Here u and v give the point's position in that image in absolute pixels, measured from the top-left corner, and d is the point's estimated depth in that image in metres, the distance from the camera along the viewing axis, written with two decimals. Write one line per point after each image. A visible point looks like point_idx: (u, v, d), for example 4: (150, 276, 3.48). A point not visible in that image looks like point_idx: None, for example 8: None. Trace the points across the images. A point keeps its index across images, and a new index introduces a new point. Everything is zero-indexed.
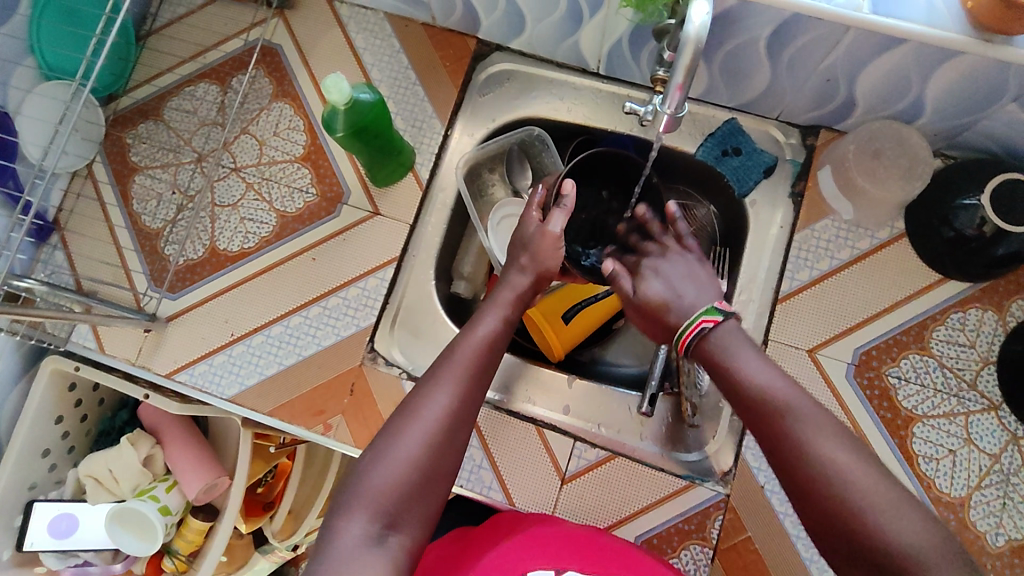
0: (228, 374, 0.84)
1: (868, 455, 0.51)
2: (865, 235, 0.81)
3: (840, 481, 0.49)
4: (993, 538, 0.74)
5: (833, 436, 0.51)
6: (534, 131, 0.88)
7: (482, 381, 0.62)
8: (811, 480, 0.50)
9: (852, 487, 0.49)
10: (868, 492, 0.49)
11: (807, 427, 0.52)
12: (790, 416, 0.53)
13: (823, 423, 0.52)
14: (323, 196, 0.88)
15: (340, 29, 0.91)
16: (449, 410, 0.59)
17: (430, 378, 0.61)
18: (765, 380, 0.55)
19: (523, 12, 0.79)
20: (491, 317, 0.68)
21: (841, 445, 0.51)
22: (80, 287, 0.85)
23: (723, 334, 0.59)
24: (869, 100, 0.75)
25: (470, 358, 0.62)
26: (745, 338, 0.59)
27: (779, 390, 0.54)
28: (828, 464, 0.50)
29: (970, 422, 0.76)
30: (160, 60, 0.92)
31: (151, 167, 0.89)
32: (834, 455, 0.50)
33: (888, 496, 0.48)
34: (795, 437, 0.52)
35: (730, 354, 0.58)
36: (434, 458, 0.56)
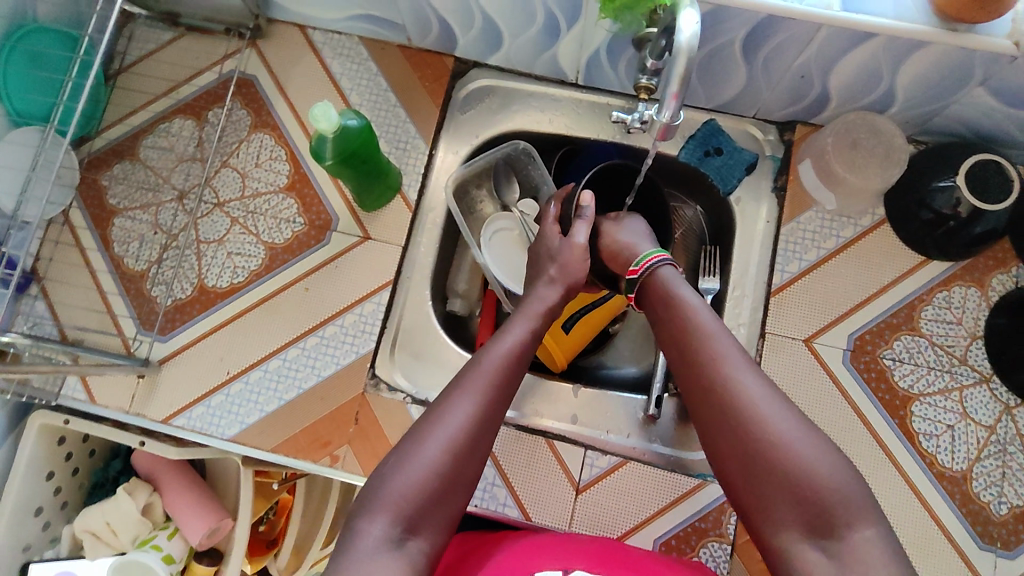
0: (227, 414, 0.82)
1: (784, 399, 0.55)
2: (849, 224, 0.83)
3: (748, 406, 0.55)
4: (996, 507, 0.76)
5: (753, 371, 0.57)
6: (519, 145, 0.88)
7: (508, 391, 0.62)
8: (723, 402, 0.56)
9: (761, 415, 0.54)
10: (773, 423, 0.54)
11: (726, 356, 0.58)
12: (716, 345, 0.59)
13: (745, 364, 0.57)
14: (311, 224, 0.87)
15: (315, 56, 0.91)
16: (474, 418, 0.58)
17: (454, 387, 0.61)
18: (699, 324, 0.61)
19: (501, 29, 0.81)
20: (518, 327, 0.67)
21: (760, 378, 0.56)
22: (65, 337, 0.83)
23: (671, 276, 0.67)
24: (843, 94, 0.77)
25: (495, 368, 0.62)
26: (690, 286, 0.66)
27: (712, 326, 0.61)
28: (743, 390, 0.56)
29: (964, 396, 0.79)
30: (132, 99, 0.90)
31: (131, 208, 0.87)
32: (751, 385, 0.56)
33: (795, 425, 0.54)
34: (714, 370, 0.57)
35: (673, 297, 0.65)
36: (457, 464, 0.56)
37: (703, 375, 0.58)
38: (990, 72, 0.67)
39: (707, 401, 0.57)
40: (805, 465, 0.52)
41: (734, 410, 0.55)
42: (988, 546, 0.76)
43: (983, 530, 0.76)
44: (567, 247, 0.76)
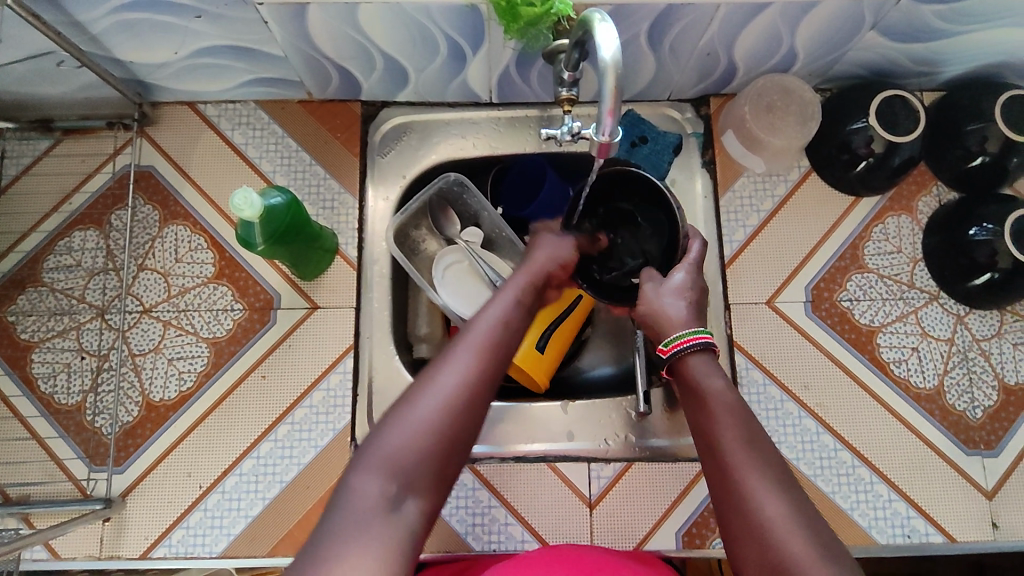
0: (210, 530, 0.76)
1: (804, 509, 0.50)
2: (779, 182, 0.86)
3: (773, 536, 0.48)
4: (973, 413, 0.79)
5: (776, 488, 0.51)
6: (449, 177, 0.85)
7: (505, 355, 0.55)
8: (747, 528, 0.50)
9: (783, 545, 0.47)
10: (793, 536, 0.48)
11: (756, 477, 0.51)
12: (733, 450, 0.54)
13: (769, 467, 0.52)
14: (251, 307, 0.82)
15: (213, 131, 0.86)
16: (473, 376, 0.51)
17: (447, 349, 0.53)
18: (721, 413, 0.57)
19: (404, 66, 0.79)
20: (505, 297, 0.61)
21: (784, 499, 0.50)
22: (8, 496, 0.76)
23: (701, 364, 0.61)
24: (747, 62, 0.79)
25: (489, 333, 0.55)
26: (720, 369, 0.61)
27: (735, 434, 0.55)
28: (765, 516, 0.49)
29: (921, 316, 0.82)
30: (19, 223, 0.83)
31: (49, 338, 0.80)
32: (775, 511, 0.49)
33: (822, 554, 0.47)
34: (735, 472, 0.52)
35: (704, 380, 0.60)
36: (456, 419, 0.49)
37: (726, 493, 0.52)
38: (879, 15, 0.69)
39: (733, 531, 0.51)
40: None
41: (763, 543, 0.48)
42: (974, 451, 0.78)
43: (967, 437, 0.79)
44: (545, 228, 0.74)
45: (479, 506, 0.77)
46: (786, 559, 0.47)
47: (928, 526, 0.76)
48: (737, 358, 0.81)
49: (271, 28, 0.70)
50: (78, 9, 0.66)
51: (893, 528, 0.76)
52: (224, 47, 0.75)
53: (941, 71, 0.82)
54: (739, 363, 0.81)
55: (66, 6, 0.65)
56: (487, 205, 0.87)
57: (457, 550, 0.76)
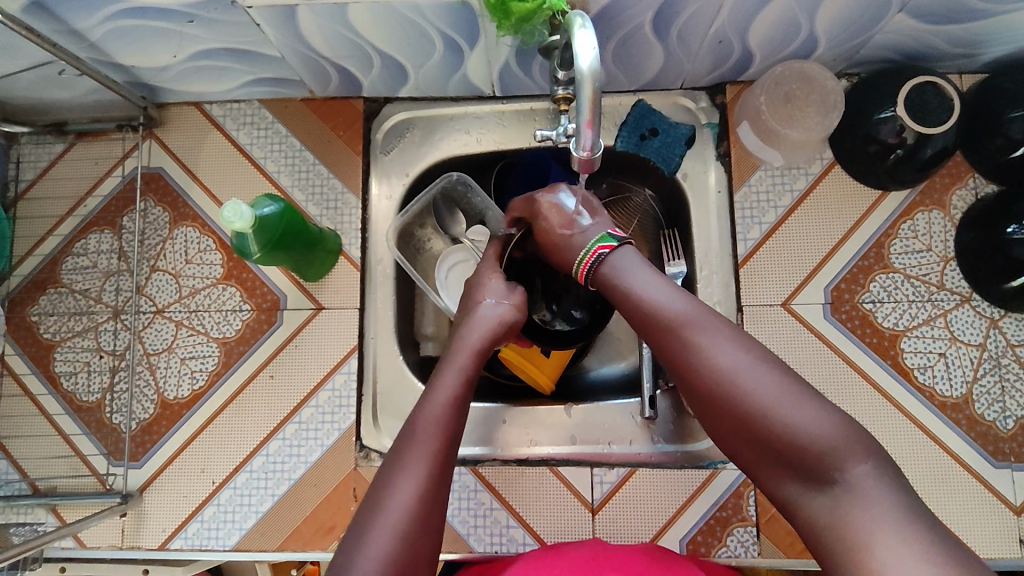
0: (223, 524, 0.79)
1: (755, 354, 0.51)
2: (800, 175, 0.81)
3: (731, 385, 0.50)
4: (1003, 423, 0.75)
5: (722, 339, 0.52)
6: (453, 177, 0.84)
7: (452, 455, 0.55)
8: (709, 385, 0.51)
9: (746, 391, 0.50)
10: (757, 386, 0.49)
11: (699, 337, 0.52)
12: (683, 320, 0.54)
13: (711, 325, 0.53)
14: (258, 308, 0.83)
15: (219, 131, 0.86)
16: (420, 498, 0.51)
17: (396, 461, 0.54)
18: (654, 292, 0.56)
19: (401, 62, 0.77)
20: (448, 376, 0.59)
21: (736, 349, 0.52)
22: (37, 488, 0.80)
23: (623, 256, 0.61)
24: (764, 48, 0.74)
25: (434, 431, 0.55)
26: (635, 256, 0.61)
27: (680, 307, 0.55)
28: (720, 364, 0.51)
29: (950, 320, 0.77)
30: (38, 226, 0.86)
31: (69, 337, 0.83)
32: (732, 360, 0.51)
33: (782, 387, 0.49)
34: (685, 340, 0.53)
35: (625, 273, 0.59)
36: (411, 549, 0.50)
37: (682, 360, 0.53)
38: None
39: (697, 394, 0.52)
40: (800, 424, 0.48)
41: (724, 396, 0.50)
42: (1003, 463, 0.74)
43: (995, 449, 0.74)
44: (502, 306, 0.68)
45: (481, 508, 0.77)
46: (754, 402, 0.49)
47: None
48: None
49: (264, 30, 0.69)
50: (74, 18, 0.66)
51: None
52: (221, 49, 0.74)
53: (982, 52, 0.75)
54: None
55: (61, 15, 0.65)
56: (492, 205, 0.86)
57: (459, 552, 0.76)
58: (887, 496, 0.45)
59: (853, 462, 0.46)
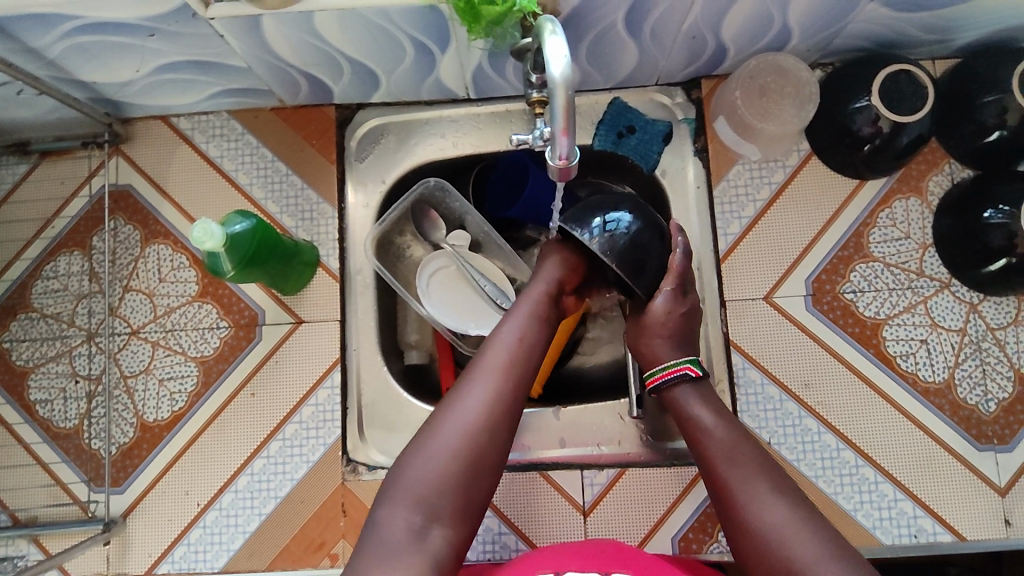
0: (211, 546, 0.78)
1: (806, 514, 0.55)
2: (777, 168, 0.80)
3: (780, 539, 0.53)
4: (985, 406, 0.75)
5: (776, 495, 0.56)
6: (430, 183, 0.82)
7: (522, 384, 0.61)
8: (757, 540, 0.54)
9: (793, 549, 0.53)
10: (805, 541, 0.53)
11: (752, 488, 0.57)
12: (733, 471, 0.59)
13: (767, 479, 0.57)
14: (236, 324, 0.82)
15: (188, 145, 0.84)
16: (490, 403, 0.58)
17: (467, 375, 0.60)
18: (714, 434, 0.62)
19: (373, 69, 0.75)
20: (523, 312, 0.65)
21: (784, 504, 0.55)
22: (17, 519, 0.78)
23: (687, 395, 0.66)
24: (738, 42, 0.73)
25: (507, 358, 0.61)
26: (707, 394, 0.66)
27: (736, 456, 0.60)
28: (770, 519, 0.54)
29: (930, 306, 0.77)
30: (4, 250, 0.83)
31: (43, 363, 0.81)
32: (776, 519, 0.54)
33: (827, 549, 0.52)
34: (741, 488, 0.57)
35: (692, 407, 0.65)
36: (476, 448, 0.56)
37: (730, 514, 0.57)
38: None
39: (739, 549, 0.56)
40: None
41: (772, 548, 0.53)
42: (987, 446, 0.75)
43: (978, 433, 0.75)
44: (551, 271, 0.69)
45: None
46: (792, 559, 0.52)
47: (936, 526, 0.73)
48: (734, 358, 0.78)
49: (229, 42, 0.67)
50: (30, 36, 0.64)
51: (900, 528, 0.74)
52: (186, 62, 0.72)
53: (954, 38, 0.75)
54: (735, 363, 0.77)
55: (15, 34, 0.63)
56: (471, 209, 0.85)
57: None
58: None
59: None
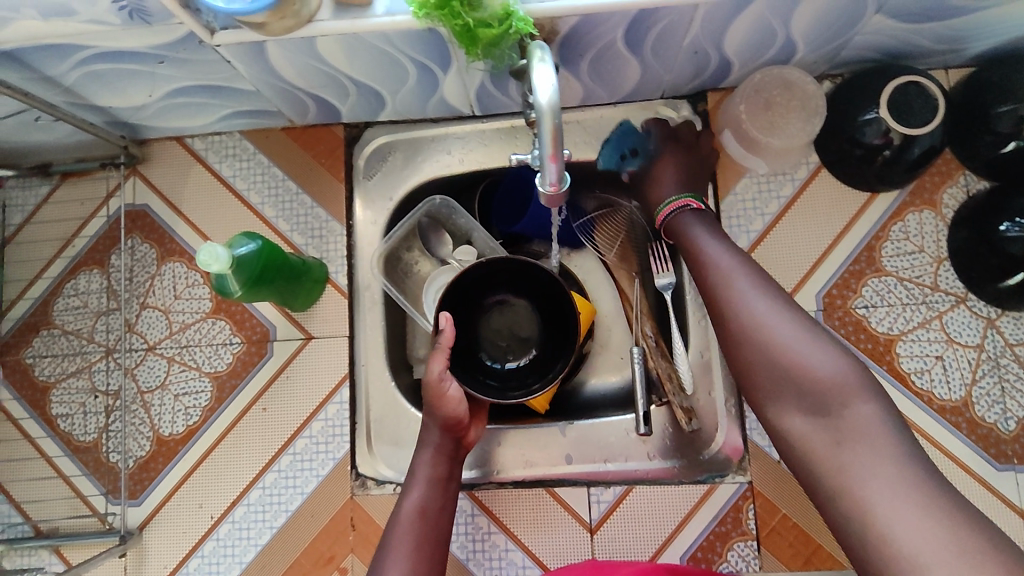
0: (223, 558, 0.79)
1: (798, 319, 0.57)
2: (786, 181, 0.79)
3: (758, 325, 0.57)
4: (1005, 424, 0.73)
5: (765, 294, 0.59)
6: (436, 200, 0.84)
7: (430, 551, 0.64)
8: (741, 331, 0.58)
9: (767, 331, 0.57)
10: (786, 333, 0.56)
11: (740, 291, 0.60)
12: (738, 283, 0.61)
13: (759, 285, 0.60)
14: (248, 340, 0.83)
15: (201, 165, 0.86)
16: None
17: (378, 563, 0.62)
18: (720, 258, 0.64)
19: (377, 89, 0.76)
20: (419, 482, 0.68)
21: (768, 300, 0.59)
22: (40, 530, 0.81)
23: (689, 217, 0.70)
24: (741, 56, 0.73)
25: (411, 537, 0.64)
26: (711, 222, 0.70)
27: (741, 272, 0.62)
28: (754, 312, 0.58)
29: (946, 322, 0.75)
30: (28, 269, 0.86)
31: (64, 378, 0.84)
32: (762, 309, 0.58)
33: (806, 334, 0.56)
34: (734, 292, 0.60)
35: (692, 228, 0.69)
36: None
37: (726, 320, 0.60)
38: None
39: (734, 366, 0.59)
40: (821, 373, 0.53)
41: (752, 337, 0.57)
42: (1006, 466, 0.72)
43: (997, 452, 0.73)
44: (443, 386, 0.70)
45: (478, 532, 0.77)
46: (801, 363, 0.54)
47: None
48: None
49: (236, 66, 0.69)
50: (47, 65, 0.66)
51: None
52: (197, 86, 0.74)
53: (967, 47, 0.74)
54: None
55: (34, 64, 0.66)
56: (477, 225, 0.86)
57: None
58: (880, 430, 0.49)
59: (860, 403, 0.51)
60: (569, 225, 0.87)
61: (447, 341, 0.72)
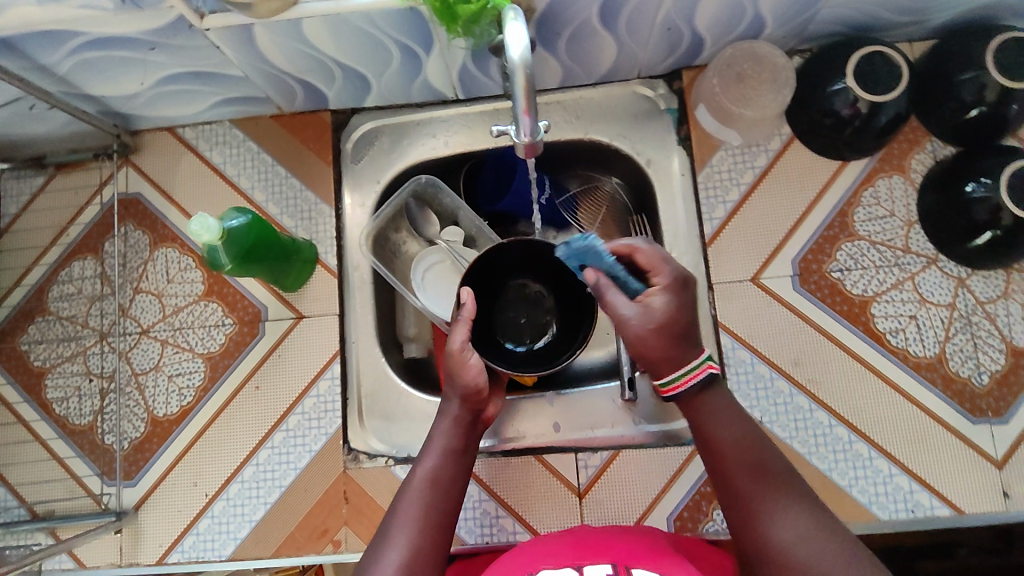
0: (218, 535, 0.81)
1: (815, 521, 0.51)
2: (759, 152, 0.82)
3: (790, 554, 0.50)
4: (978, 379, 0.75)
5: (794, 509, 0.52)
6: (421, 180, 0.85)
7: (443, 522, 0.61)
8: (761, 547, 0.51)
9: (789, 548, 0.50)
10: (792, 538, 0.51)
11: (756, 490, 0.54)
12: (772, 496, 0.53)
13: (788, 497, 0.53)
14: (241, 321, 0.85)
15: (192, 152, 0.89)
16: (408, 558, 0.57)
17: (384, 534, 0.60)
18: (734, 440, 0.56)
19: (363, 73, 0.78)
20: (433, 450, 0.65)
21: (801, 517, 0.52)
22: (35, 513, 0.82)
23: (713, 398, 0.58)
24: (713, 32, 0.75)
25: (421, 504, 0.61)
26: (732, 403, 0.58)
27: (751, 455, 0.55)
28: (783, 536, 0.51)
29: (918, 282, 0.78)
30: (24, 256, 0.88)
31: (59, 363, 0.85)
32: (790, 527, 0.51)
33: (834, 554, 0.50)
34: (759, 508, 0.53)
35: (711, 413, 0.57)
36: None
37: (744, 531, 0.53)
38: None
39: (744, 563, 0.53)
40: None
41: (770, 553, 0.51)
42: (981, 419, 0.74)
43: (972, 406, 0.75)
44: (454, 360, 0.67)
45: (469, 500, 0.78)
46: None
47: (933, 500, 0.73)
48: (723, 339, 0.79)
49: (225, 52, 0.71)
50: (42, 53, 0.68)
51: (896, 503, 0.74)
52: (187, 74, 0.75)
53: (929, 19, 0.76)
54: (724, 344, 0.79)
55: (27, 51, 0.67)
56: (463, 204, 0.86)
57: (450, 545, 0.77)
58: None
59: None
60: (553, 203, 0.90)
61: (469, 314, 0.68)
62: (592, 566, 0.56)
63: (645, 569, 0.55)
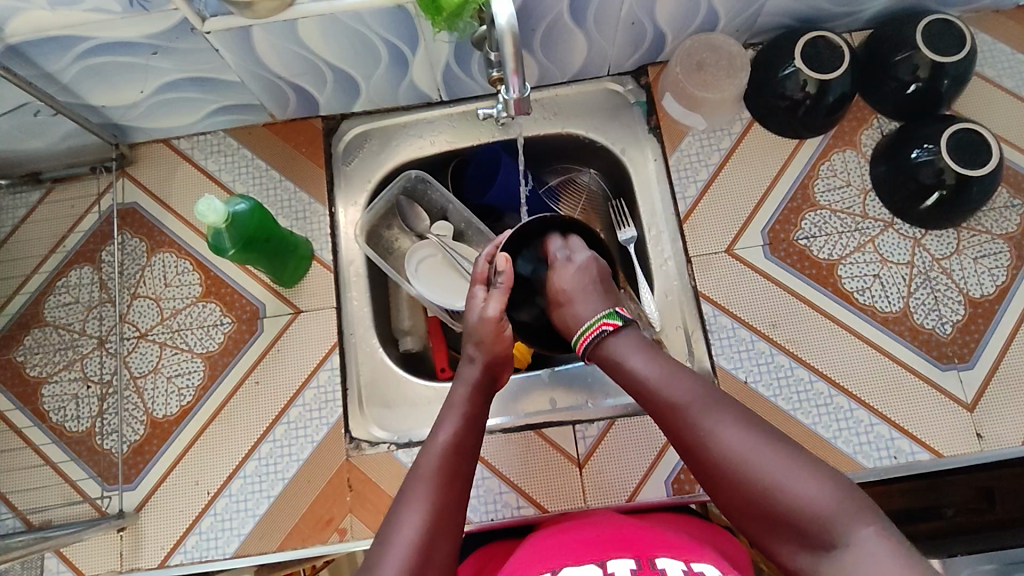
0: (221, 532, 0.80)
1: (758, 428, 0.55)
2: (724, 136, 0.89)
3: (737, 462, 0.53)
4: (942, 329, 0.81)
5: (732, 421, 0.56)
6: (411, 175, 0.90)
7: (461, 489, 0.59)
8: (716, 466, 0.55)
9: (743, 460, 0.53)
10: (740, 447, 0.54)
11: (698, 410, 0.57)
12: (703, 417, 0.56)
13: (721, 408, 0.57)
14: (239, 320, 0.87)
15: (188, 162, 0.92)
16: (428, 525, 0.55)
17: (401, 501, 0.57)
18: (658, 375, 0.60)
19: (352, 76, 0.84)
20: (452, 417, 0.63)
21: (740, 427, 0.55)
22: (31, 523, 0.81)
23: (622, 340, 0.64)
24: (673, 26, 0.83)
25: (439, 469, 0.58)
26: (637, 340, 0.64)
27: (686, 385, 0.59)
28: (728, 446, 0.54)
29: (878, 244, 0.84)
30: (20, 268, 0.89)
31: (56, 372, 0.86)
32: (733, 437, 0.54)
33: (780, 453, 0.53)
34: (700, 426, 0.56)
35: (627, 355, 0.63)
36: None
37: (698, 453, 0.56)
38: None
39: (709, 482, 0.56)
40: (793, 489, 0.51)
41: (728, 470, 0.54)
42: (949, 365, 0.79)
43: (939, 354, 0.80)
44: (478, 322, 0.68)
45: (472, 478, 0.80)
46: (775, 486, 0.52)
47: (913, 445, 0.77)
48: (704, 308, 0.83)
49: (223, 55, 0.76)
50: (47, 60, 0.72)
51: (880, 451, 0.77)
52: (187, 80, 0.80)
53: (863, 9, 0.84)
54: (706, 312, 0.83)
55: (33, 57, 0.71)
56: (452, 198, 0.91)
57: None
58: (886, 556, 0.47)
59: (859, 529, 0.49)
60: (537, 194, 0.96)
61: (504, 283, 0.69)
62: (616, 560, 0.55)
63: (668, 557, 0.56)
